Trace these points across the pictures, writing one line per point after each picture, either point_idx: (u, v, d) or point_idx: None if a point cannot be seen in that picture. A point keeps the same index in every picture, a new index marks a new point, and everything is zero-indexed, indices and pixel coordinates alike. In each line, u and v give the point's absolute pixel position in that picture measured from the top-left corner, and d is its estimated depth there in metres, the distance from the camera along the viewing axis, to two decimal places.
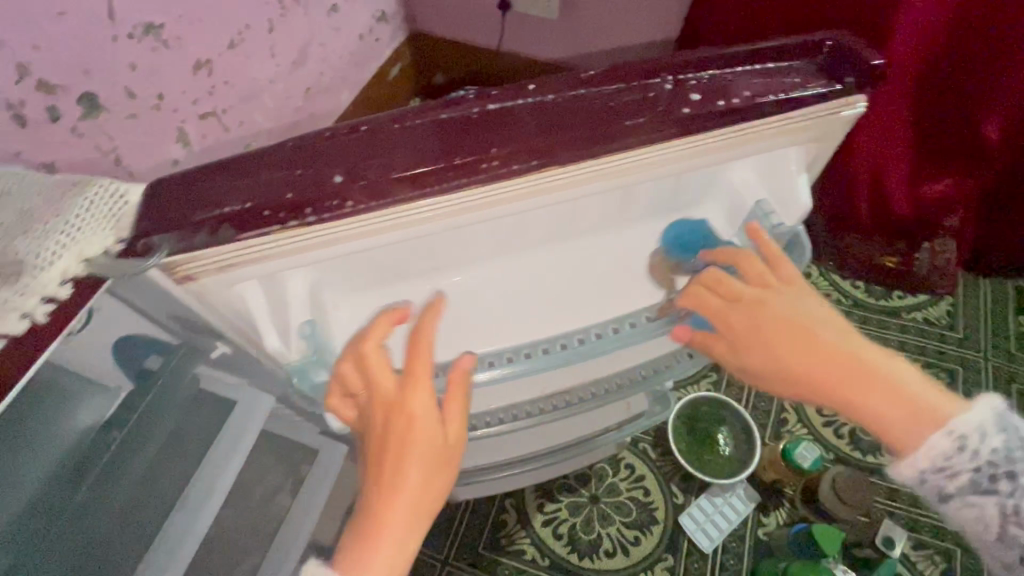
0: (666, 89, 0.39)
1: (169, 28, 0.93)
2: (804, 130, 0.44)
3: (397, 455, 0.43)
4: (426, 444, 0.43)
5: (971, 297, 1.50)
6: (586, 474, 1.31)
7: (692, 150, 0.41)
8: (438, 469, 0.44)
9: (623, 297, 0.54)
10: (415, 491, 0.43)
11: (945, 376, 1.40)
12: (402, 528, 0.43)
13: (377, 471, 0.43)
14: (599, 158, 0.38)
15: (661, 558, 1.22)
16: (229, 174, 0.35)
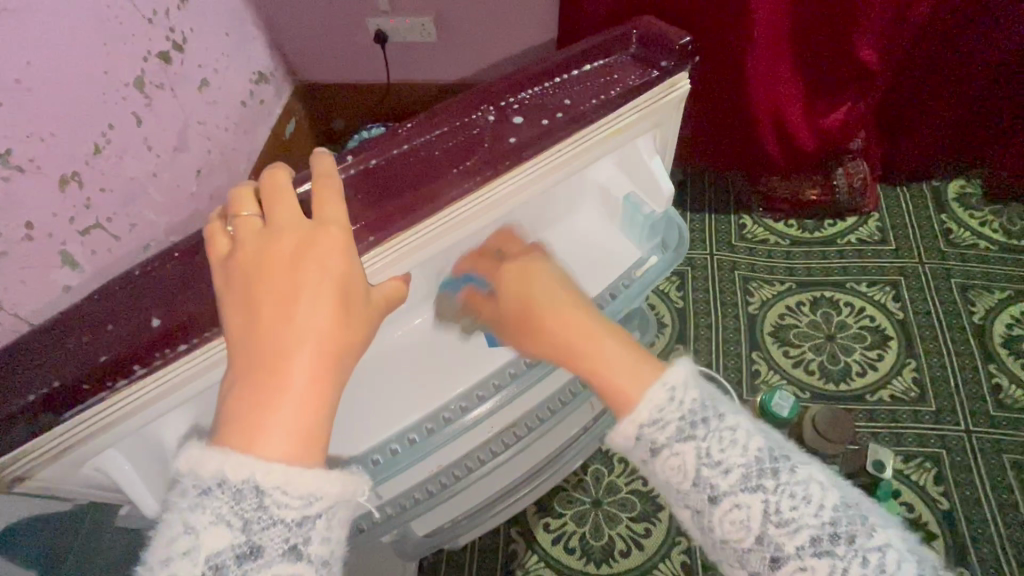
0: (492, 120, 0.47)
1: (20, 151, 0.87)
2: (635, 125, 0.51)
3: (296, 270, 0.37)
4: (352, 284, 0.38)
5: (894, 208, 1.56)
6: (582, 480, 1.29)
7: (537, 172, 0.47)
8: (361, 321, 0.39)
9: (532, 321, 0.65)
10: (326, 335, 0.36)
11: (890, 289, 1.45)
12: (318, 383, 0.36)
13: (277, 313, 0.36)
14: (461, 203, 0.45)
15: (676, 542, 1.21)
16: (59, 358, 0.41)
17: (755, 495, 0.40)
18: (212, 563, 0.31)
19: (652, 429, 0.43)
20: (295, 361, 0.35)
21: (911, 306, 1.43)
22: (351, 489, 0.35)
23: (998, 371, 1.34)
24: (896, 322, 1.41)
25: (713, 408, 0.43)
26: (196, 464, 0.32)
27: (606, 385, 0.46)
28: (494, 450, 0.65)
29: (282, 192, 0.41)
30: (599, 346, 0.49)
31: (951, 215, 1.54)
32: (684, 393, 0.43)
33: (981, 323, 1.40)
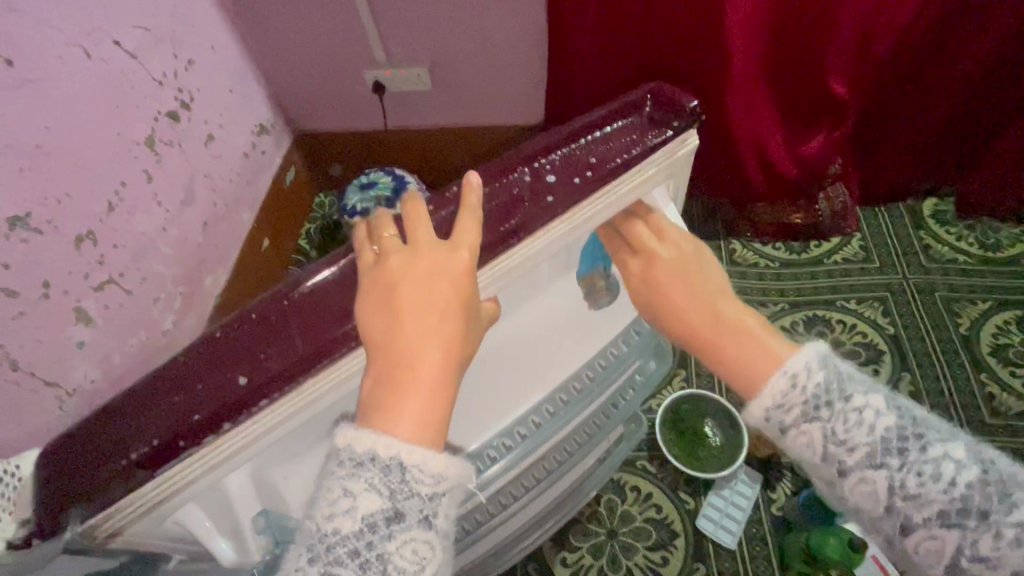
0: (528, 179, 0.50)
1: (39, 213, 0.90)
2: (653, 176, 0.55)
3: (434, 287, 0.39)
4: (469, 291, 0.40)
5: (874, 228, 1.64)
6: (596, 511, 1.29)
7: (568, 225, 0.51)
8: (477, 328, 0.41)
9: (569, 360, 0.63)
10: (449, 339, 0.38)
11: (879, 305, 1.51)
12: (443, 388, 0.37)
13: (408, 323, 0.38)
14: (500, 258, 0.47)
15: (694, 569, 1.21)
16: (141, 423, 0.43)
17: (878, 471, 0.44)
18: (367, 520, 0.33)
19: (778, 411, 0.47)
20: (422, 367, 0.36)
21: (900, 320, 1.48)
22: (468, 474, 0.36)
23: (989, 380, 1.39)
24: (888, 337, 1.46)
25: (840, 388, 0.46)
26: (354, 441, 0.34)
27: (741, 370, 0.50)
28: (527, 485, 0.65)
29: (421, 216, 0.43)
30: (741, 328, 0.52)
31: (929, 232, 1.61)
32: (806, 376, 0.46)
33: (968, 334, 1.45)
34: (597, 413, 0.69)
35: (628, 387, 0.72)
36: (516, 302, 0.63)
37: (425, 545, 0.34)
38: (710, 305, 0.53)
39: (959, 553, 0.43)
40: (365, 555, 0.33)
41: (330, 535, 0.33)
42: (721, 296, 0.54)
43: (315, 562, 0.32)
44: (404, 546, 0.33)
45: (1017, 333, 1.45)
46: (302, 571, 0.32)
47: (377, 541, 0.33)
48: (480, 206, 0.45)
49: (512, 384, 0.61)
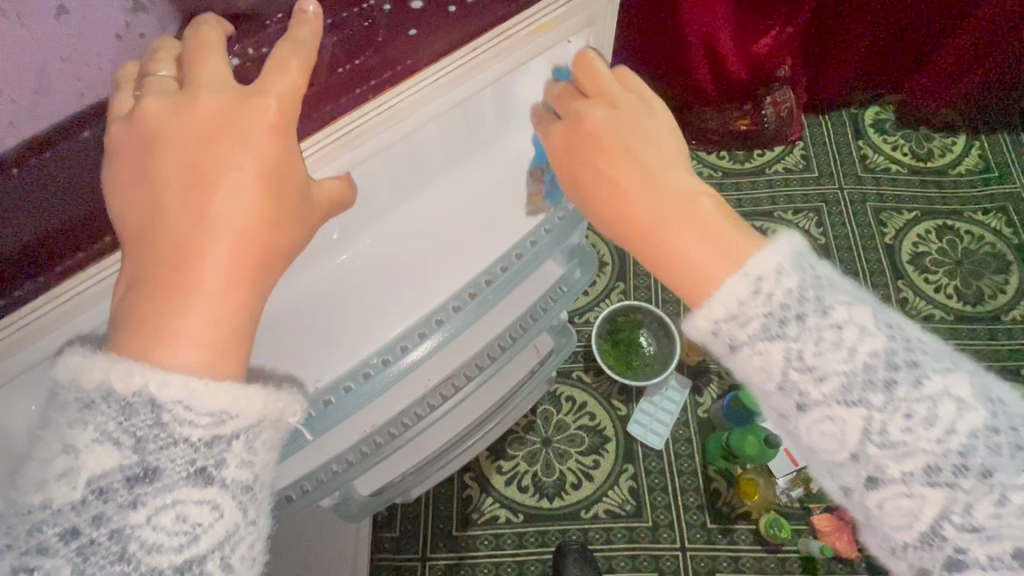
0: (385, 11, 0.41)
1: None
2: (563, 23, 0.47)
3: (219, 162, 0.34)
4: (267, 172, 0.35)
5: (817, 137, 1.61)
6: (531, 421, 1.30)
7: (432, 82, 0.43)
8: (286, 221, 0.36)
9: (465, 259, 0.57)
10: (237, 246, 0.35)
11: (813, 216, 1.52)
12: (237, 301, 0.35)
13: (192, 228, 0.34)
14: (345, 120, 0.41)
15: (623, 470, 1.26)
16: None
17: (856, 411, 0.39)
18: (94, 486, 0.29)
19: (730, 325, 0.41)
20: (204, 274, 0.34)
21: (831, 230, 1.51)
22: (271, 411, 0.33)
23: (905, 287, 1.45)
24: (818, 247, 1.49)
25: (817, 298, 0.40)
26: (77, 368, 0.30)
27: (689, 280, 0.44)
28: (432, 404, 0.58)
29: (208, 46, 0.35)
30: (701, 220, 0.45)
31: (868, 141, 1.61)
32: (774, 283, 0.40)
33: (891, 243, 1.50)
34: (513, 327, 0.62)
35: (548, 298, 0.64)
36: (399, 181, 0.51)
37: (199, 507, 0.31)
38: (655, 182, 0.46)
39: (943, 518, 0.37)
40: (89, 534, 0.29)
41: (40, 511, 0.29)
42: (670, 174, 0.47)
43: (11, 551, 0.29)
44: (160, 513, 0.30)
45: (936, 242, 1.50)
46: (6, 555, 0.29)
47: (111, 514, 0.29)
48: (311, 44, 0.36)
49: (383, 289, 0.54)
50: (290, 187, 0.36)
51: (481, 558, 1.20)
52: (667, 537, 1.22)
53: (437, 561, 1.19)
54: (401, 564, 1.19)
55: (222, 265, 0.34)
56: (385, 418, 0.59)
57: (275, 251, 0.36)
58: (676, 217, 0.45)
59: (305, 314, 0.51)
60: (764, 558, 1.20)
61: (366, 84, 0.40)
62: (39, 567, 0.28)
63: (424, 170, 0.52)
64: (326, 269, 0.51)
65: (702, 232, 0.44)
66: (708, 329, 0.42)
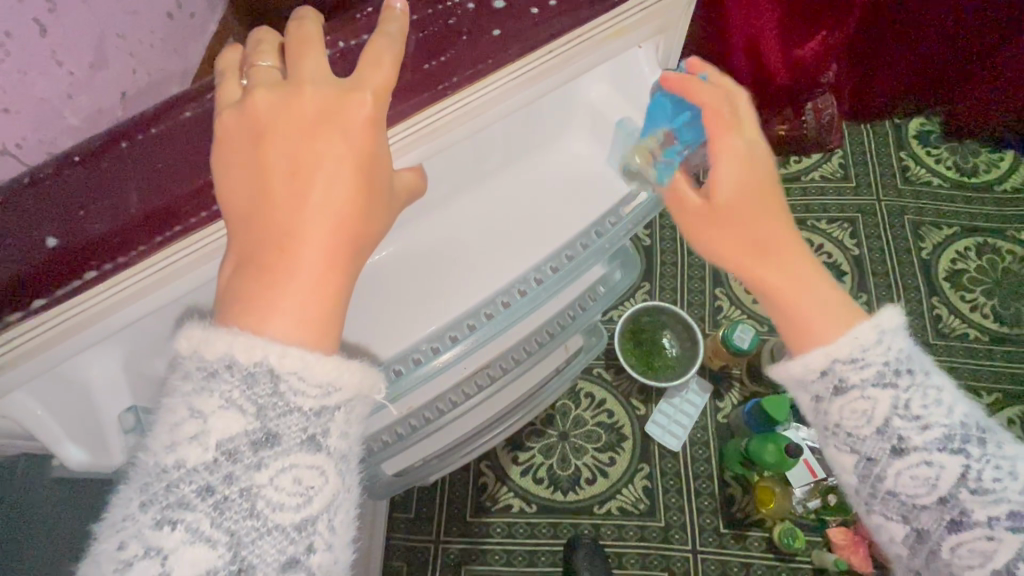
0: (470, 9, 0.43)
1: None
2: (630, 31, 0.52)
3: (319, 151, 0.35)
4: (364, 161, 0.36)
5: (856, 147, 1.58)
6: (550, 415, 1.31)
7: (514, 78, 0.47)
8: (375, 218, 0.37)
9: (518, 257, 0.57)
10: (332, 245, 0.35)
11: (848, 226, 1.49)
12: (328, 302, 0.34)
13: (291, 229, 0.35)
14: (427, 112, 0.44)
15: (638, 469, 1.27)
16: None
17: (955, 457, 0.43)
18: (224, 448, 0.31)
19: (847, 366, 0.44)
20: (297, 269, 0.34)
21: (865, 242, 1.48)
22: (370, 385, 0.35)
23: (939, 304, 1.42)
24: (851, 258, 1.47)
25: (920, 364, 0.45)
26: (197, 342, 0.32)
27: (802, 321, 0.47)
28: (466, 392, 0.60)
29: (310, 39, 0.37)
30: (813, 284, 0.48)
31: (911, 153, 1.57)
32: (891, 340, 0.45)
33: (928, 259, 1.46)
34: (551, 323, 0.62)
35: (585, 298, 0.64)
36: (463, 175, 0.57)
37: (311, 472, 0.32)
38: (779, 241, 0.48)
39: (1015, 558, 0.42)
40: (221, 491, 0.31)
41: (175, 471, 0.31)
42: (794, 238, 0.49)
43: (152, 505, 0.30)
44: (280, 475, 0.32)
45: (975, 260, 1.46)
46: (139, 512, 0.30)
47: (239, 473, 0.31)
48: (400, 39, 0.38)
49: (445, 275, 0.56)
50: (377, 183, 0.37)
51: (492, 545, 1.22)
52: (678, 539, 1.22)
53: (451, 546, 1.22)
54: (415, 545, 1.22)
55: (317, 267, 0.35)
56: (418, 402, 0.59)
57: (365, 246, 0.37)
58: (795, 278, 0.48)
59: (375, 295, 0.56)
60: (776, 566, 1.20)
61: (448, 80, 0.43)
62: (181, 521, 0.30)
63: (485, 164, 0.58)
64: (393, 253, 0.57)
65: (818, 298, 0.47)
66: (825, 365, 0.45)
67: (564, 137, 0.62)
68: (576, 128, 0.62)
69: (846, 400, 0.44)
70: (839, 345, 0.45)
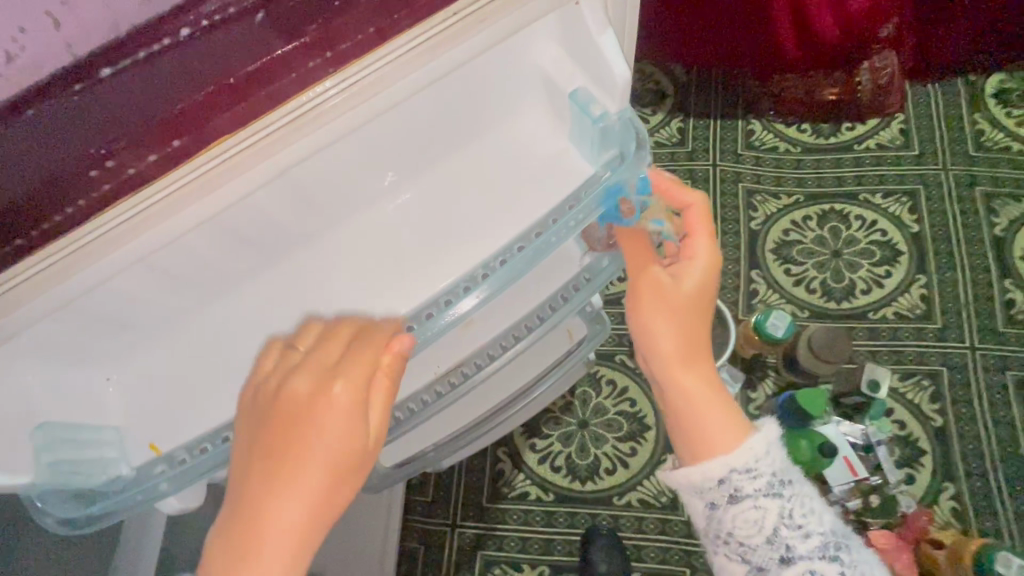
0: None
1: None
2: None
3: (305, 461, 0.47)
4: (337, 472, 0.48)
5: (923, 108, 1.42)
6: (569, 402, 1.28)
7: (397, 55, 0.45)
8: (342, 495, 0.48)
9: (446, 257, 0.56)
10: (313, 504, 0.47)
11: (907, 200, 1.36)
12: (313, 512, 0.47)
13: (286, 450, 0.47)
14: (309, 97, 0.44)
15: (661, 460, 1.22)
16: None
17: (827, 564, 0.53)
18: None
19: (720, 480, 0.54)
20: (273, 518, 0.46)
21: (927, 218, 1.34)
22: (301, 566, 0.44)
23: (1012, 287, 1.27)
24: (909, 236, 1.33)
25: (790, 479, 0.54)
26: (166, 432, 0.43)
27: (699, 433, 0.55)
28: (436, 394, 0.59)
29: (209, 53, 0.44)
30: (715, 403, 0.56)
31: (986, 114, 1.40)
32: (764, 463, 0.54)
33: (1001, 235, 1.31)
34: (515, 329, 0.60)
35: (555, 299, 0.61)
36: (392, 159, 0.56)
37: None
38: (693, 369, 0.57)
39: None
40: None
41: None
42: (705, 363, 0.57)
43: None
44: None
45: None
46: None
47: None
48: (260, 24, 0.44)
49: (373, 274, 0.57)
50: (354, 474, 0.49)
51: (509, 532, 1.20)
52: (701, 534, 1.17)
53: (467, 531, 1.21)
54: (433, 528, 1.22)
55: (302, 495, 0.46)
56: (394, 398, 0.60)
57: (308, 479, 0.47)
58: (702, 391, 0.56)
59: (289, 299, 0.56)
60: None
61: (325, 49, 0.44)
62: None
63: (421, 147, 0.57)
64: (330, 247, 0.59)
65: (720, 408, 0.56)
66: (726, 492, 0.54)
67: (503, 120, 0.60)
68: (521, 108, 0.60)
69: (738, 509, 0.53)
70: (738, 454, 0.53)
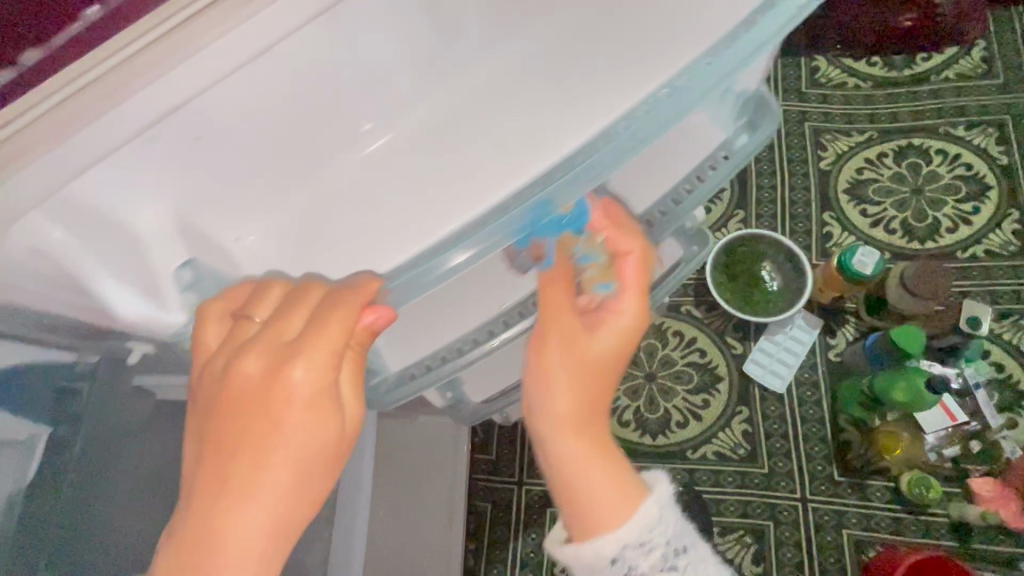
0: None
1: None
2: None
3: (277, 450, 0.42)
4: (320, 457, 0.43)
5: (1004, 34, 1.33)
6: (634, 354, 1.22)
7: None
8: (322, 484, 0.44)
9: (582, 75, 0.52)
10: (281, 506, 0.42)
11: (993, 130, 1.28)
12: (278, 525, 0.42)
13: (254, 453, 0.42)
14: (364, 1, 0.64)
15: (737, 412, 1.15)
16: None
17: None
18: None
19: (633, 551, 0.48)
20: (248, 518, 0.41)
21: (1015, 148, 1.26)
22: None
23: None
24: (998, 168, 1.25)
25: (679, 546, 0.51)
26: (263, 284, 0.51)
27: (590, 501, 0.49)
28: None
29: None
30: (597, 467, 0.51)
31: None
32: (658, 535, 0.49)
33: None
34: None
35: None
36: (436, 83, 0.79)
37: None
38: (590, 430, 0.52)
39: None
40: None
41: None
42: (589, 425, 0.52)
43: None
44: None
45: None
46: None
47: None
48: None
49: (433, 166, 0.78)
50: (331, 461, 0.44)
51: None
52: (784, 486, 1.10)
53: (535, 489, 1.17)
54: (498, 487, 1.18)
55: (274, 494, 0.41)
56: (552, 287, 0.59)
57: (284, 467, 0.42)
58: (578, 464, 0.50)
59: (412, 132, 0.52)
60: (903, 519, 1.05)
61: None
62: None
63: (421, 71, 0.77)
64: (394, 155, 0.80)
65: (606, 474, 0.50)
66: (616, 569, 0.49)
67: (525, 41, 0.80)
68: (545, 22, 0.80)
69: None
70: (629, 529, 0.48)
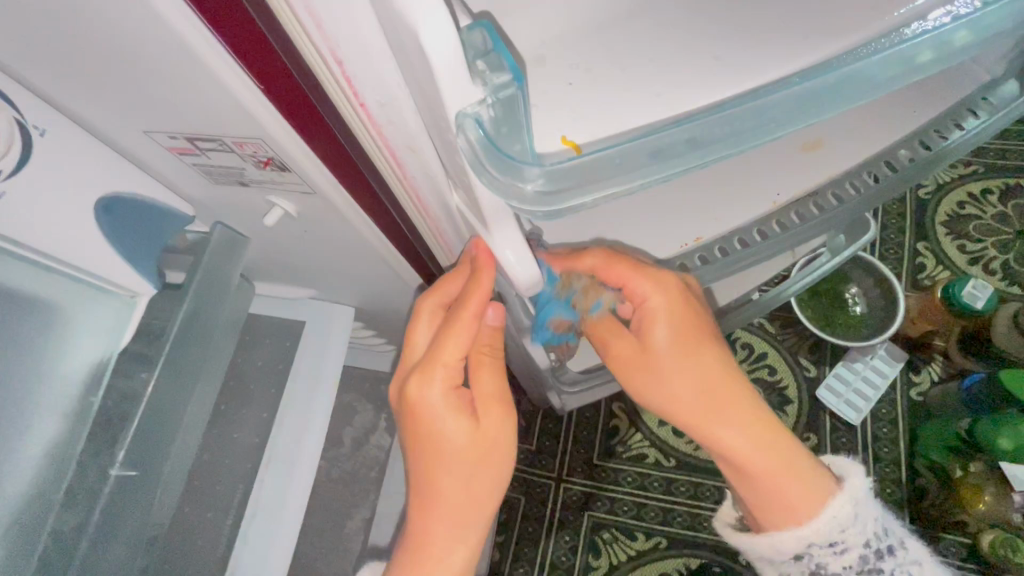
0: None
1: None
2: None
3: (440, 458, 0.37)
4: (485, 461, 0.37)
5: None
6: None
7: None
8: (494, 484, 0.38)
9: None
10: (475, 502, 0.38)
11: None
12: (457, 523, 0.38)
13: (423, 459, 0.38)
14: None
15: (803, 440, 0.88)
16: None
17: None
18: None
19: (824, 550, 0.36)
20: (431, 527, 0.38)
21: None
22: None
23: None
24: None
25: (884, 534, 0.36)
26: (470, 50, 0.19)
27: (779, 500, 0.36)
28: (765, 232, 0.39)
29: None
30: (765, 461, 0.36)
31: None
32: (854, 532, 0.35)
33: None
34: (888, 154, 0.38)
35: (975, 101, 0.36)
36: None
37: None
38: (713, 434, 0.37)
39: None
40: None
41: None
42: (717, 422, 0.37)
43: None
44: None
45: None
46: None
47: None
48: None
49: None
50: (497, 460, 0.38)
51: None
52: None
53: None
54: None
55: (455, 503, 0.37)
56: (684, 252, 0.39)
57: (451, 475, 0.37)
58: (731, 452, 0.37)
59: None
60: None
61: None
62: None
63: None
64: None
65: (770, 470, 0.36)
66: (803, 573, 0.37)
67: None
68: None
69: None
70: (821, 527, 0.35)
